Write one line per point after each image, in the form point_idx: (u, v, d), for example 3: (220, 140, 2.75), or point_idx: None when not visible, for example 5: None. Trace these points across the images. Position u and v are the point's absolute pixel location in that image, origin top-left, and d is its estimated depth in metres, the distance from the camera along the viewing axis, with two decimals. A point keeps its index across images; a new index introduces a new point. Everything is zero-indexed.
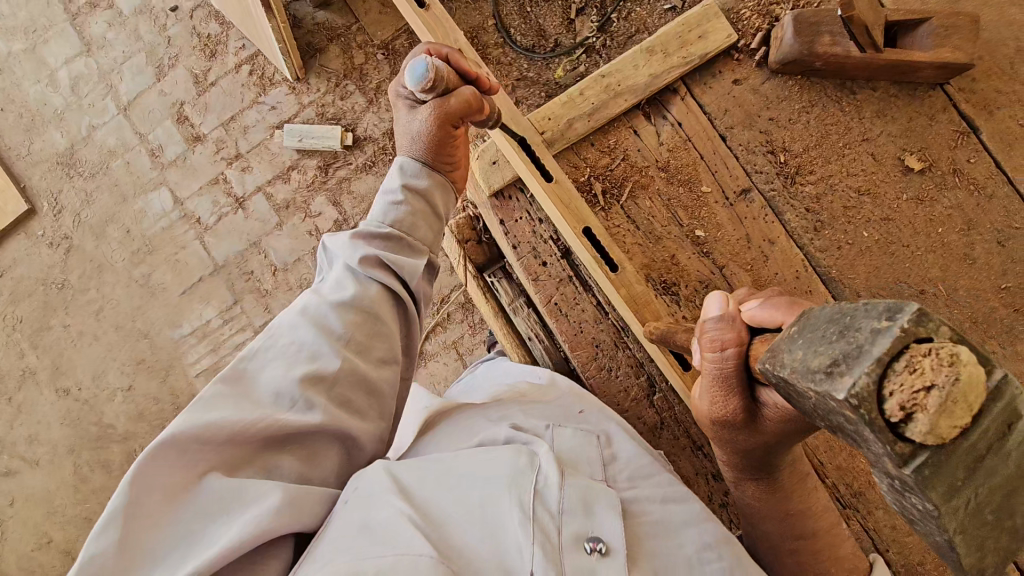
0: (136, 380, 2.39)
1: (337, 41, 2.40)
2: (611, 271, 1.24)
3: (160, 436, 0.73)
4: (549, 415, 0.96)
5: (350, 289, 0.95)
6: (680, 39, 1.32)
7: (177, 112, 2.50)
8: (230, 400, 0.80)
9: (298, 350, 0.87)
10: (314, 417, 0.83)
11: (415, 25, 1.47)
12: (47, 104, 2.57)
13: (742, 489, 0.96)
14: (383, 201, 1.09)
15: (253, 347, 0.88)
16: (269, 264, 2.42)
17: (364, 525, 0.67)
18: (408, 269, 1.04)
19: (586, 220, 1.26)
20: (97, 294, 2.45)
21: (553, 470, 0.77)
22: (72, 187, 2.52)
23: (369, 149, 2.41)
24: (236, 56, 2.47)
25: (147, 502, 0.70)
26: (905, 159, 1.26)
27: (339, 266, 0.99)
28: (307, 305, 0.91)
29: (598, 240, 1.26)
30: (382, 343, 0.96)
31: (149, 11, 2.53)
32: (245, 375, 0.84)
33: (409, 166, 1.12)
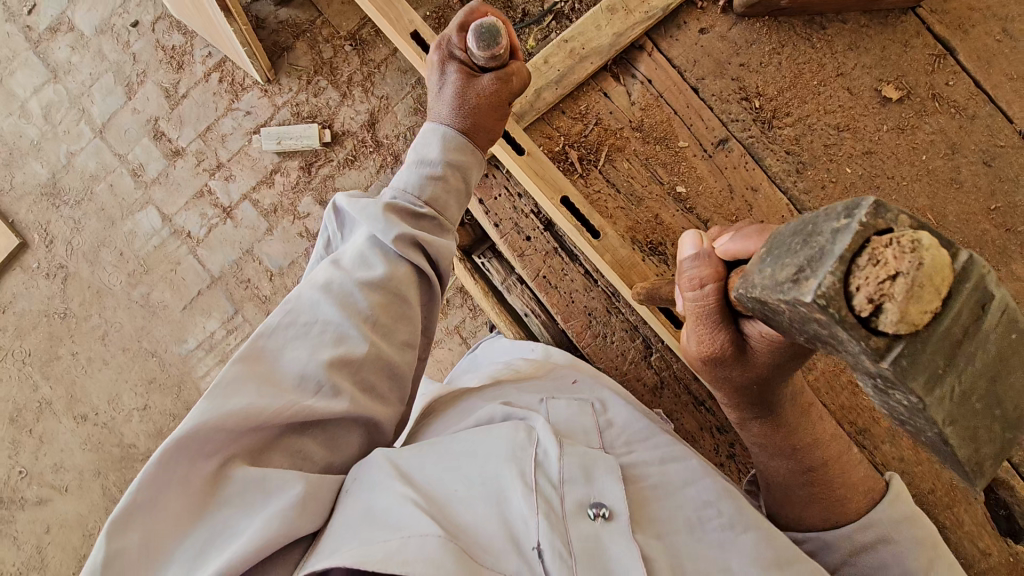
0: (150, 400, 2.42)
1: (303, 37, 2.37)
2: (592, 237, 1.24)
3: (182, 425, 0.73)
4: (544, 388, 0.97)
5: (378, 268, 0.94)
6: None
7: (153, 128, 2.47)
8: (254, 382, 0.79)
9: (323, 329, 0.87)
10: (340, 402, 0.84)
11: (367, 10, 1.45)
12: (23, 136, 2.56)
13: (746, 430, 0.96)
14: (415, 171, 1.07)
15: (274, 321, 0.87)
16: (265, 270, 2.42)
17: (367, 512, 0.69)
18: (439, 247, 1.03)
19: (564, 189, 1.24)
20: (100, 320, 2.47)
21: (551, 441, 0.78)
22: (60, 217, 2.52)
23: (349, 143, 2.38)
24: (203, 65, 2.45)
25: (168, 493, 0.72)
26: (881, 90, 1.23)
27: (363, 238, 0.97)
28: (330, 282, 0.91)
29: (578, 209, 1.24)
30: (404, 326, 0.96)
31: (110, 29, 2.50)
32: (267, 355, 0.83)
33: (455, 132, 1.11)
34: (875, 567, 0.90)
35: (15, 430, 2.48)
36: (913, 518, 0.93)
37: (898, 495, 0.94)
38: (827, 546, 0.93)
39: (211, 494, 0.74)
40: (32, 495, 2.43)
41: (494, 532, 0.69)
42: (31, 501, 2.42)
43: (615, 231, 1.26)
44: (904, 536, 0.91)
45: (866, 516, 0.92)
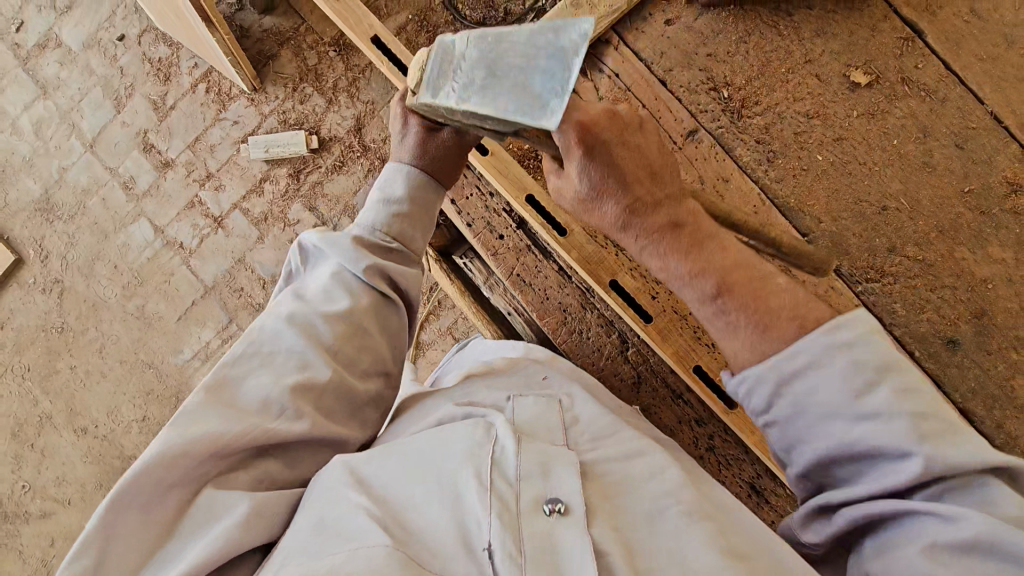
0: (148, 411, 2.44)
1: (287, 45, 2.38)
2: (559, 235, 1.24)
3: (141, 457, 0.75)
4: (513, 385, 0.98)
5: (343, 300, 0.96)
6: None
7: (143, 141, 2.49)
8: (215, 411, 0.81)
9: (286, 360, 0.88)
10: (302, 424, 0.84)
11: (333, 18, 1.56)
12: (15, 152, 2.59)
13: (735, 338, 0.84)
14: (381, 207, 1.08)
15: (236, 352, 0.88)
16: (258, 278, 2.43)
17: (320, 523, 0.71)
18: (402, 275, 1.04)
19: (528, 187, 1.26)
20: (96, 333, 2.49)
21: (508, 439, 0.80)
22: (54, 232, 2.54)
23: (336, 149, 2.39)
24: (190, 76, 2.47)
25: (122, 526, 0.73)
26: (851, 75, 1.31)
27: (330, 271, 1.00)
28: (293, 314, 0.92)
29: (543, 207, 1.25)
30: (368, 355, 0.97)
31: (96, 44, 2.53)
32: (230, 384, 0.84)
33: (422, 173, 1.10)
34: (804, 396, 0.76)
35: (17, 444, 2.50)
36: (861, 335, 0.74)
37: (845, 317, 0.76)
38: (752, 384, 0.80)
39: (169, 521, 0.76)
40: (36, 509, 2.45)
41: (445, 534, 0.70)
42: (35, 514, 2.45)
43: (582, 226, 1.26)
44: (838, 358, 0.74)
45: (791, 345, 0.77)
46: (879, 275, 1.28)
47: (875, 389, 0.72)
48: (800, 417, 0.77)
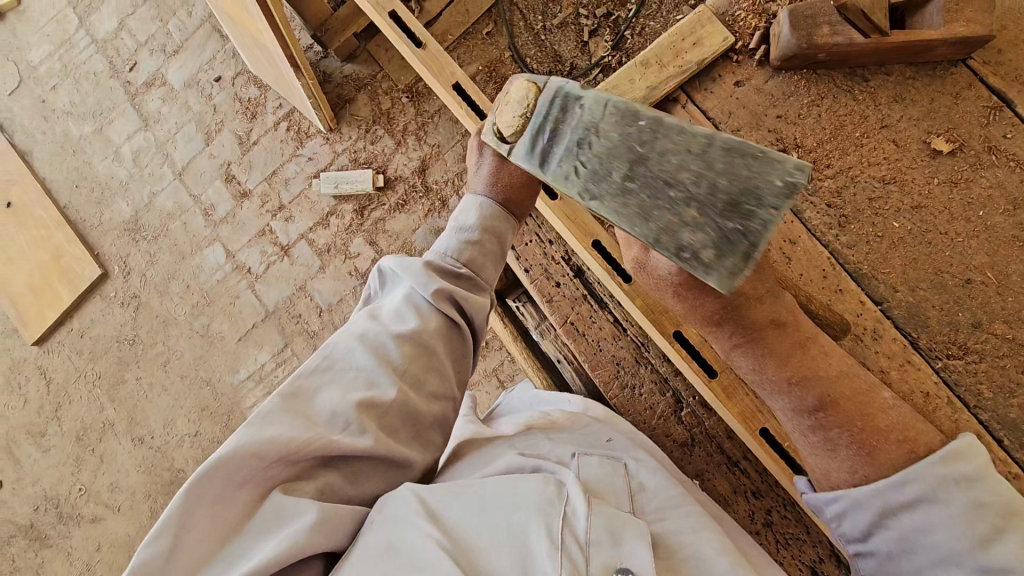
0: (201, 427, 2.53)
1: (364, 90, 2.55)
2: (625, 282, 1.26)
3: (219, 449, 0.76)
4: (578, 444, 0.99)
5: (411, 321, 0.96)
6: (674, 49, 1.41)
7: (225, 172, 2.69)
8: (288, 414, 0.82)
9: (355, 376, 0.89)
10: (366, 441, 0.84)
11: (419, 69, 1.64)
12: (115, 177, 2.85)
13: (835, 456, 0.94)
14: (454, 235, 1.12)
15: (311, 364, 0.90)
16: (316, 306, 2.53)
17: (391, 548, 0.70)
18: (470, 301, 1.05)
19: (594, 233, 1.29)
20: (164, 347, 2.63)
21: (581, 500, 0.79)
22: (138, 250, 2.74)
23: (400, 188, 2.50)
24: (274, 115, 2.67)
25: (196, 517, 0.74)
26: (931, 142, 1.26)
27: (402, 293, 1.01)
28: (366, 332, 0.94)
29: (609, 252, 1.28)
30: (434, 378, 0.97)
31: (196, 84, 2.79)
32: (305, 392, 0.86)
33: (495, 204, 1.14)
34: (917, 529, 0.85)
35: (80, 448, 2.63)
36: (980, 477, 0.84)
37: (964, 449, 0.86)
38: (858, 504, 0.90)
39: (239, 517, 0.77)
40: (88, 513, 2.55)
41: None
42: (86, 518, 2.55)
43: None
44: (954, 496, 0.83)
45: (902, 472, 0.87)
46: (962, 353, 1.20)
47: (1000, 536, 0.81)
48: (910, 550, 0.86)
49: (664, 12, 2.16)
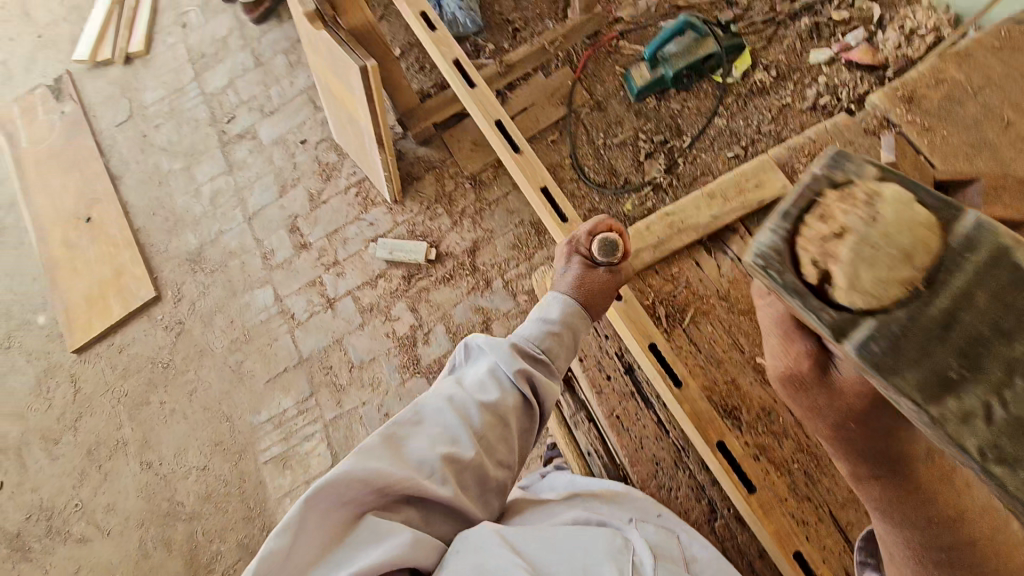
0: (211, 461, 2.55)
1: (432, 172, 2.79)
2: (675, 385, 1.43)
3: (334, 469, 0.86)
4: (632, 514, 1.17)
5: (493, 394, 1.04)
6: (737, 185, 1.56)
7: (291, 222, 2.90)
8: (388, 452, 0.92)
9: (440, 433, 0.98)
10: (445, 490, 0.93)
11: (516, 173, 1.87)
12: (190, 211, 3.08)
13: None
14: (539, 324, 1.22)
15: (403, 414, 1.00)
16: (348, 361, 2.60)
17: (481, 568, 0.86)
18: (543, 385, 1.12)
19: (653, 337, 1.49)
20: (194, 376, 2.71)
21: (646, 552, 0.98)
22: (194, 280, 2.90)
23: (449, 264, 2.65)
24: (347, 180, 2.92)
25: (308, 524, 0.82)
26: None
27: (486, 367, 1.09)
28: (454, 394, 1.03)
29: (664, 356, 1.46)
30: (502, 449, 1.04)
31: (283, 143, 3.09)
32: (401, 436, 0.96)
33: (575, 304, 1.27)
34: None
35: (87, 462, 2.65)
36: None
37: None
38: None
39: (339, 533, 0.85)
40: (77, 531, 2.53)
41: None
42: (74, 537, 2.52)
43: (695, 384, 1.44)
44: None
45: None
46: None
47: None
48: None
49: (715, 148, 2.47)
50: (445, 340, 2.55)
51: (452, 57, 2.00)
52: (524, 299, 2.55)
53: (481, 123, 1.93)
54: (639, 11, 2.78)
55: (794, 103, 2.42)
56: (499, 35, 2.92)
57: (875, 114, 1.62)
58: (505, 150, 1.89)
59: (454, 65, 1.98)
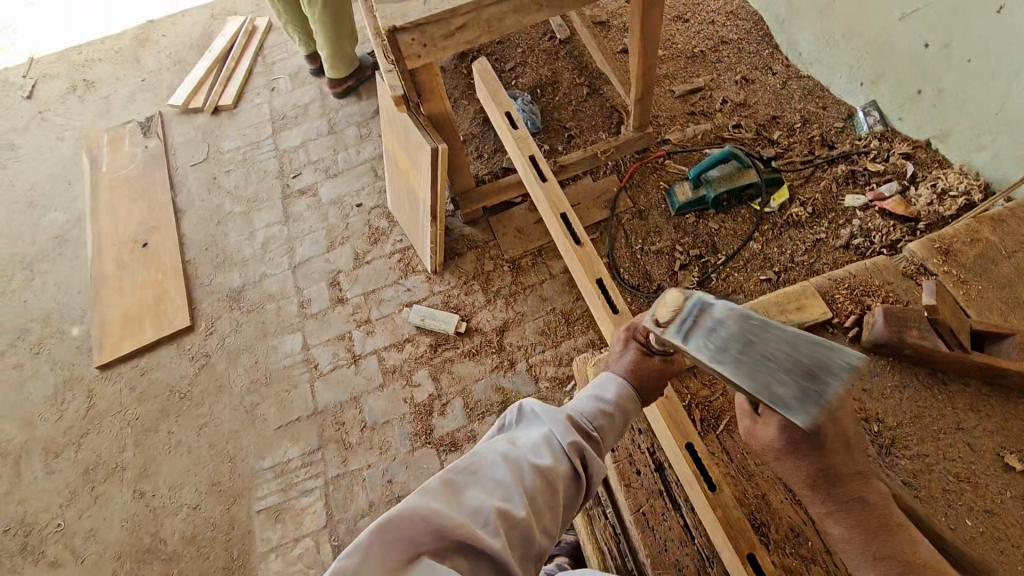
0: (204, 502, 2.50)
1: (475, 250, 2.94)
2: (710, 490, 1.42)
3: (399, 505, 0.89)
4: None
5: (545, 458, 1.07)
6: (778, 306, 1.63)
7: (333, 277, 3.03)
8: (446, 497, 0.95)
9: (494, 487, 1.00)
10: (498, 543, 0.93)
11: (574, 266, 1.99)
12: (240, 252, 3.24)
13: None
14: (592, 401, 1.26)
15: (460, 464, 1.03)
16: (361, 419, 2.60)
17: None
18: (592, 459, 1.14)
19: (690, 437, 1.50)
20: (208, 410, 2.72)
21: None
22: (229, 317, 3.00)
23: (477, 339, 2.71)
24: (393, 246, 3.08)
25: (373, 555, 0.83)
26: (1005, 457, 1.39)
27: (540, 432, 1.12)
28: (507, 452, 1.07)
29: (700, 458, 1.48)
30: (549, 516, 1.05)
31: (340, 203, 3.30)
32: (458, 485, 0.99)
33: (630, 385, 1.30)
34: None
35: (82, 481, 2.62)
36: None
37: None
38: None
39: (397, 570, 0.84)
40: (52, 554, 2.46)
41: None
42: (47, 559, 2.45)
43: (729, 490, 1.43)
44: None
45: None
46: None
47: None
48: None
49: (748, 269, 2.58)
50: (461, 413, 2.54)
51: (529, 154, 2.21)
52: (545, 385, 2.56)
53: (548, 216, 2.07)
54: (686, 136, 3.02)
55: (827, 239, 2.55)
56: (555, 139, 3.18)
57: (912, 261, 1.70)
58: (568, 242, 2.01)
59: (530, 160, 2.18)
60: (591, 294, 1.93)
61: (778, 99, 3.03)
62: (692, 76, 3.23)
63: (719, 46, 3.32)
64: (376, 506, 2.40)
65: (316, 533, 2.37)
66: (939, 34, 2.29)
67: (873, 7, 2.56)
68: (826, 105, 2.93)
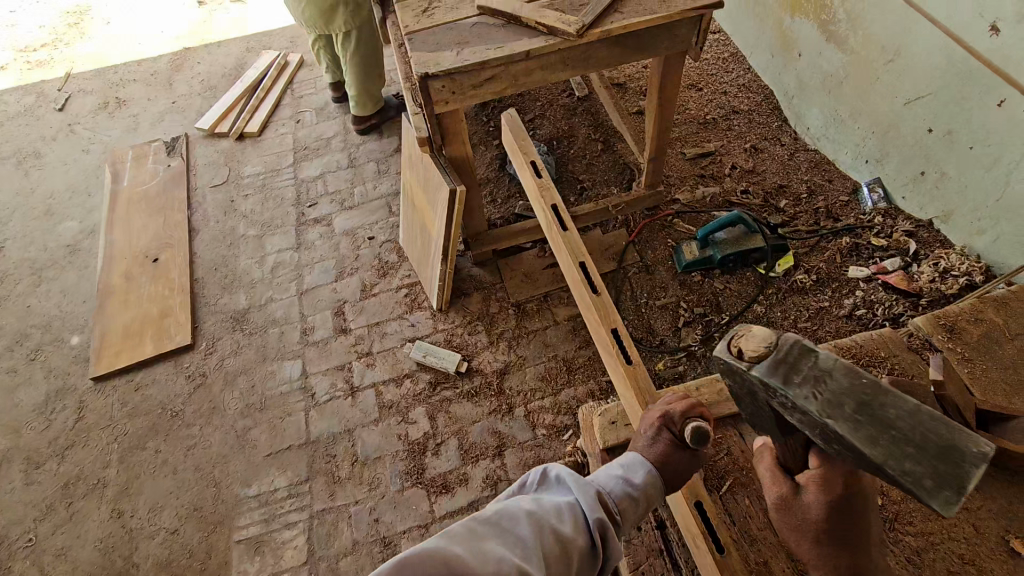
0: (182, 527, 2.43)
1: (482, 292, 2.98)
2: (717, 551, 1.39)
3: (427, 541, 0.90)
4: None
5: (569, 527, 1.08)
6: None
7: (339, 306, 3.05)
8: (471, 543, 0.94)
9: (516, 543, 1.00)
10: None
11: (592, 317, 2.01)
12: (248, 274, 3.27)
13: None
14: (617, 483, 1.28)
15: (484, 513, 1.03)
16: (353, 453, 2.56)
17: None
18: (611, 537, 1.13)
19: (699, 494, 1.46)
20: (199, 432, 2.68)
21: None
22: (231, 338, 3.00)
23: (477, 380, 2.70)
24: (401, 280, 3.11)
25: None
26: (1009, 540, 1.37)
27: (566, 499, 1.13)
28: (532, 511, 1.07)
29: (708, 516, 1.43)
30: None
31: (353, 234, 3.36)
32: (481, 533, 0.98)
33: (657, 473, 1.33)
34: None
35: (61, 495, 2.56)
36: None
37: None
38: None
39: None
40: (19, 570, 2.37)
41: None
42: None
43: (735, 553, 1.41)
44: None
45: None
46: None
47: None
48: None
49: (751, 331, 2.60)
50: (455, 455, 2.51)
51: (551, 203, 2.28)
52: (542, 433, 2.52)
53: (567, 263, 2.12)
54: (696, 197, 3.10)
55: (831, 308, 2.58)
56: (568, 190, 3.27)
57: (917, 335, 1.74)
58: (585, 289, 2.04)
59: (550, 209, 2.25)
60: (605, 343, 1.94)
61: (786, 169, 3.14)
62: (704, 140, 3.36)
63: (731, 115, 3.46)
64: (359, 546, 2.32)
65: (295, 570, 2.29)
66: (943, 121, 2.40)
67: (880, 92, 2.68)
68: (832, 179, 3.03)
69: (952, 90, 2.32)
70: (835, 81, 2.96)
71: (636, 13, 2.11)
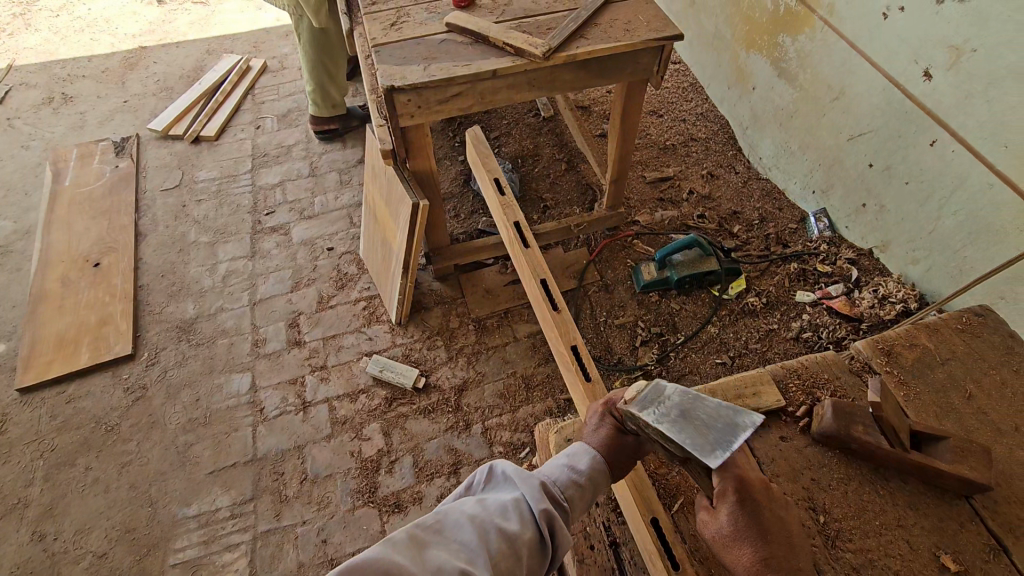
0: (112, 549, 2.27)
1: (442, 306, 2.96)
2: (672, 567, 1.43)
3: (361, 555, 0.88)
4: None
5: (513, 523, 1.06)
6: (737, 391, 1.73)
7: (294, 318, 2.96)
8: (411, 553, 0.92)
9: (458, 549, 0.98)
10: None
11: (551, 333, 2.02)
12: (198, 282, 3.14)
13: None
14: (564, 473, 1.28)
15: (425, 521, 1.02)
16: (302, 470, 2.46)
17: None
18: (558, 526, 1.13)
19: (655, 509, 1.49)
20: (135, 447, 2.53)
21: None
22: (175, 349, 2.86)
23: (434, 396, 2.66)
24: (359, 293, 3.05)
25: None
26: (941, 557, 1.43)
27: (511, 495, 1.11)
28: (475, 513, 1.05)
29: (664, 532, 1.47)
30: None
31: (311, 245, 3.28)
32: (421, 542, 0.96)
33: (601, 459, 1.33)
34: None
35: None
36: None
37: None
38: None
39: None
40: None
41: None
42: None
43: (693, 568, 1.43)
44: None
45: None
46: None
47: None
48: None
49: (705, 350, 2.67)
50: (410, 473, 2.45)
51: (514, 221, 2.29)
52: (498, 450, 2.50)
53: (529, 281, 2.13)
54: (655, 220, 3.19)
55: (780, 330, 2.69)
56: (531, 208, 3.30)
57: (857, 357, 1.83)
58: (546, 306, 2.05)
59: (513, 226, 2.26)
60: (565, 361, 1.95)
61: (739, 196, 3.27)
62: (663, 165, 3.47)
63: (689, 142, 3.59)
64: (306, 568, 2.23)
65: None
66: (882, 156, 2.56)
67: (827, 126, 2.84)
68: (782, 207, 3.18)
69: (890, 129, 2.48)
70: (785, 115, 3.12)
71: (600, 40, 2.17)
